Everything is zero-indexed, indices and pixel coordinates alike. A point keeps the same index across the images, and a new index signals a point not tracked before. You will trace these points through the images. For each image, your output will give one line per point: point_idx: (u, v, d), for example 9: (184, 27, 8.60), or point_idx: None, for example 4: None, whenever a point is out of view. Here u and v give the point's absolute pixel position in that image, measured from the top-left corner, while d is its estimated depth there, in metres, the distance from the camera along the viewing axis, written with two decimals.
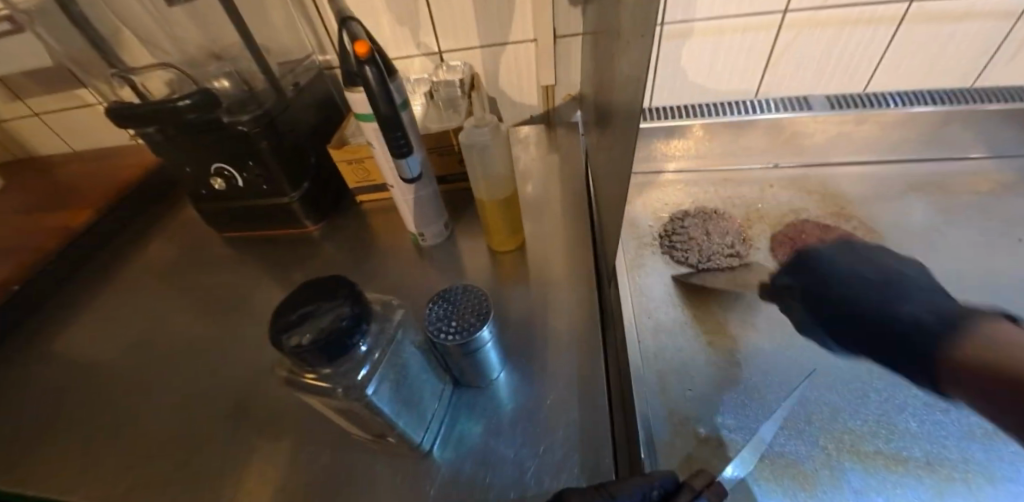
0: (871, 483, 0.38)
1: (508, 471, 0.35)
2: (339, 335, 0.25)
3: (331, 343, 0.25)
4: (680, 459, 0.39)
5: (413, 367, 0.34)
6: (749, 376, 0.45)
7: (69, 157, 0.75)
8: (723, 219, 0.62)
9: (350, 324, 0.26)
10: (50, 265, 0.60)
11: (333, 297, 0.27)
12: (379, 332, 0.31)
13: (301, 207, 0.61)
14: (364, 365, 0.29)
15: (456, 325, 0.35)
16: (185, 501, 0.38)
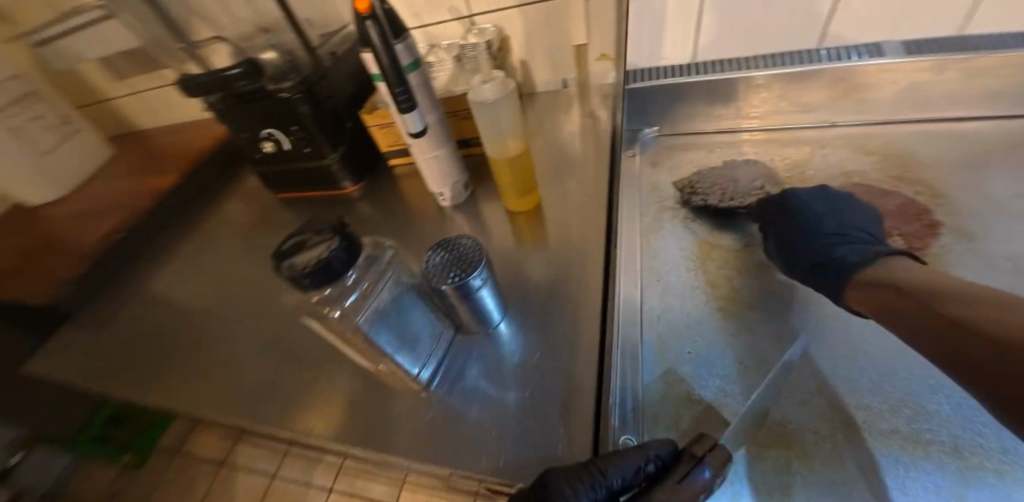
0: (881, 465, 0.32)
1: (487, 409, 0.37)
2: (324, 264, 0.28)
3: (319, 272, 0.28)
4: (664, 418, 0.36)
5: (401, 303, 0.38)
6: (758, 343, 0.40)
7: (163, 130, 0.88)
8: (750, 167, 0.57)
9: (337, 256, 0.29)
10: (148, 219, 0.72)
11: (322, 230, 0.31)
12: (368, 266, 0.36)
13: (340, 168, 0.66)
14: (350, 294, 0.35)
15: (448, 270, 0.37)
16: (236, 411, 0.46)
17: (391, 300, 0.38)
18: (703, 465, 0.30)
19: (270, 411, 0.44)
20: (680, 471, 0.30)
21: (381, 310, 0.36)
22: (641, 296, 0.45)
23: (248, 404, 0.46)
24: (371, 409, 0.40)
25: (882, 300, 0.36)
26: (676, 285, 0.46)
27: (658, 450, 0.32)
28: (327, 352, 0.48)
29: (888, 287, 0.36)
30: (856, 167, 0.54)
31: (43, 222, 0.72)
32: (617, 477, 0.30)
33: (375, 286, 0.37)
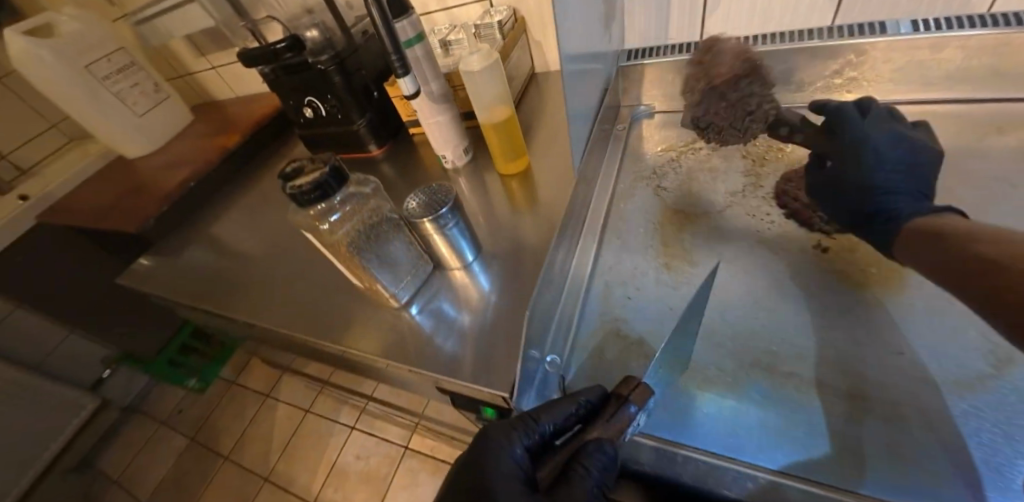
0: (771, 397, 0.35)
1: (452, 330, 0.45)
2: (320, 184, 0.38)
3: (316, 190, 0.38)
4: (592, 346, 0.41)
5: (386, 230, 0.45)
6: (695, 294, 0.43)
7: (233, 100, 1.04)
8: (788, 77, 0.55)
9: (331, 181, 0.39)
10: (213, 172, 0.86)
11: (319, 163, 0.40)
12: (356, 198, 0.43)
13: (366, 134, 0.76)
14: (335, 212, 0.42)
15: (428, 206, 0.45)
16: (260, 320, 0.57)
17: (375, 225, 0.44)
18: (627, 402, 0.33)
19: (285, 320, 0.54)
20: (605, 414, 0.33)
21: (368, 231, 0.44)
22: (597, 251, 0.49)
23: (270, 313, 0.56)
24: (362, 322, 0.49)
25: (927, 250, 0.35)
26: (633, 241, 0.49)
27: (586, 396, 0.35)
28: (334, 280, 0.57)
29: (933, 239, 0.35)
30: None
31: (140, 170, 0.90)
32: (550, 424, 0.35)
33: (360, 213, 0.44)
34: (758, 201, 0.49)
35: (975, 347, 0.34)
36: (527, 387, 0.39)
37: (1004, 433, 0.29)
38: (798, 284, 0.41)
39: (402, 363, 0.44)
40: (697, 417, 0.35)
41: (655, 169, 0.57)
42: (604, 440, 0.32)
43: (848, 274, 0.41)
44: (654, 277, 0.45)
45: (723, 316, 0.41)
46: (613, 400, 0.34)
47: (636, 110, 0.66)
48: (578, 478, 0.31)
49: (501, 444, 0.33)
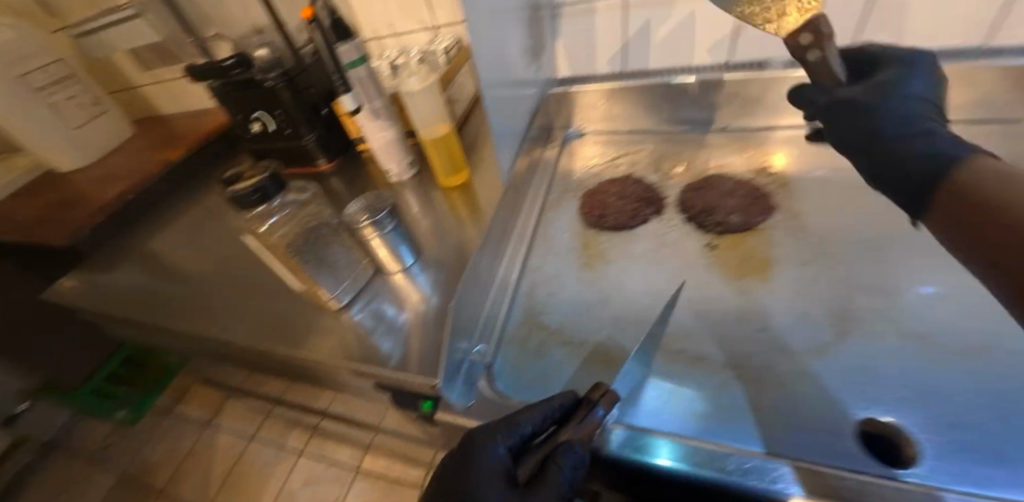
0: (665, 372, 0.40)
1: (390, 328, 0.48)
2: (259, 189, 0.44)
3: (256, 193, 0.43)
4: (516, 338, 0.46)
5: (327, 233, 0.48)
6: (607, 288, 0.48)
7: (179, 115, 1.03)
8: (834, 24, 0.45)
9: (270, 188, 0.45)
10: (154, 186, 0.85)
11: (260, 170, 0.46)
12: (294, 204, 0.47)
13: (315, 149, 0.79)
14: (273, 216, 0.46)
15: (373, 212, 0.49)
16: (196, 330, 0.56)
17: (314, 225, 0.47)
18: (597, 406, 0.33)
19: (225, 327, 0.54)
20: (577, 416, 0.33)
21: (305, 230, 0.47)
22: (525, 255, 0.54)
23: (209, 323, 0.55)
24: (302, 325, 0.50)
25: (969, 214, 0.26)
26: (558, 245, 0.54)
27: (561, 399, 0.34)
28: (276, 288, 0.58)
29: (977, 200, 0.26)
30: (729, 163, 0.61)
31: (74, 185, 0.86)
32: (528, 425, 0.33)
33: (297, 218, 0.47)
34: (666, 209, 0.56)
35: (821, 322, 0.41)
36: (459, 375, 0.41)
37: (841, 390, 0.36)
38: (690, 277, 0.47)
39: (342, 360, 0.45)
40: (640, 394, 0.39)
41: (581, 183, 0.63)
42: (575, 441, 0.31)
43: (729, 268, 0.47)
44: (574, 275, 0.51)
45: (629, 307, 0.46)
46: (583, 404, 0.34)
47: (567, 131, 0.73)
48: (551, 476, 0.30)
49: (480, 444, 0.32)
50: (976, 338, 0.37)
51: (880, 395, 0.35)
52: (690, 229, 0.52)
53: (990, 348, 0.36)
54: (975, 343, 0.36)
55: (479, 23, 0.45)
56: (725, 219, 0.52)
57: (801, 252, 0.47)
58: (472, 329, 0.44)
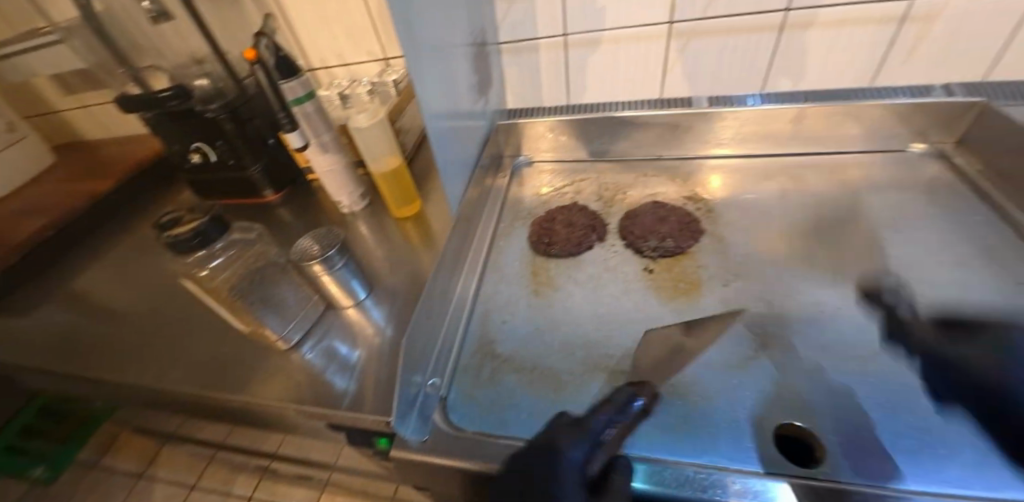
0: (608, 391, 0.42)
1: (341, 365, 0.47)
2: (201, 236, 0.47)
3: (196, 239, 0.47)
4: (469, 367, 0.47)
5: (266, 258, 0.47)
6: (556, 313, 0.51)
7: (106, 141, 0.96)
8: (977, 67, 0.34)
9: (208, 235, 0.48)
10: (75, 219, 0.78)
11: (196, 214, 0.49)
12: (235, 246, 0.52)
13: (260, 179, 0.77)
14: (216, 258, 0.50)
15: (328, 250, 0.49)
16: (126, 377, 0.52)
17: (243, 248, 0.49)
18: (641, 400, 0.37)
19: (163, 373, 0.51)
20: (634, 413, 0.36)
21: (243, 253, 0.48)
22: (477, 285, 0.55)
23: (141, 369, 0.52)
24: (245, 366, 0.49)
25: None
26: (510, 274, 0.57)
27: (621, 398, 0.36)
28: (219, 328, 0.55)
29: None
30: (662, 190, 0.66)
31: None
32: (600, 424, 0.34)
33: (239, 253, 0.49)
34: (607, 235, 0.60)
35: (744, 336, 0.45)
36: (411, 411, 0.42)
37: (762, 399, 0.40)
38: (630, 299, 0.51)
39: (289, 402, 0.44)
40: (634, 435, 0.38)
41: (531, 211, 0.66)
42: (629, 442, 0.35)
43: (664, 290, 0.51)
44: (524, 301, 0.53)
45: (576, 331, 0.48)
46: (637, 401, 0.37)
47: (516, 160, 0.77)
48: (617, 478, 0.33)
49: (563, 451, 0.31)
50: (867, 345, 0.43)
51: (795, 401, 0.39)
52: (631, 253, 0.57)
53: (877, 353, 0.42)
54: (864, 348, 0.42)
55: (420, 64, 0.45)
56: (661, 243, 0.56)
57: (726, 273, 0.52)
58: (425, 362, 0.45)
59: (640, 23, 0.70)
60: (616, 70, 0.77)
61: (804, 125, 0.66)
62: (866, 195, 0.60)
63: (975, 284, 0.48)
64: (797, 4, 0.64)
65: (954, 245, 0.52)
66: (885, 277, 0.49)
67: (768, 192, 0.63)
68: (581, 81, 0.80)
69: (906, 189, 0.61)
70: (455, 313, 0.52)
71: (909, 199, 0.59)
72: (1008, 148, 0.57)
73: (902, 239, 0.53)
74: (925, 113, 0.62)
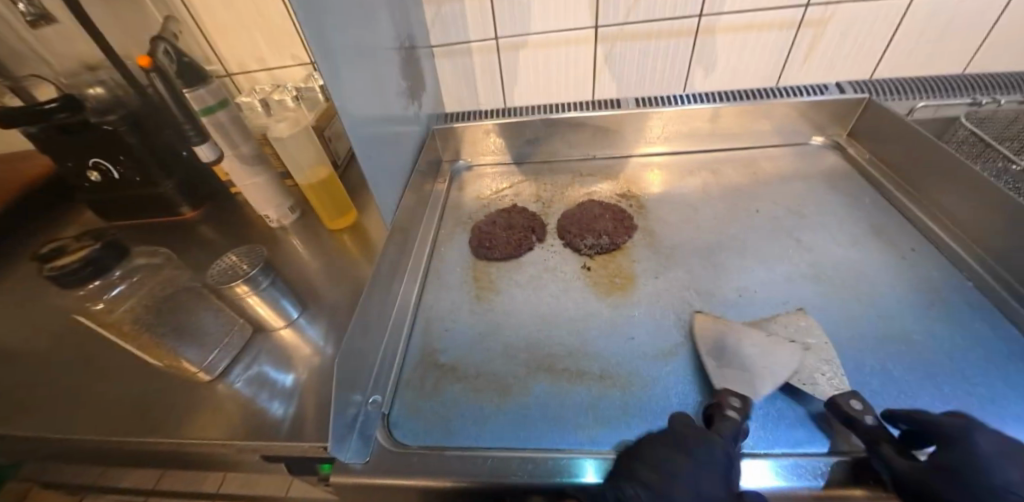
0: (550, 391, 0.43)
1: (272, 393, 0.44)
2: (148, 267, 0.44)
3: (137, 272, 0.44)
4: (412, 381, 0.45)
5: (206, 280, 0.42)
6: (498, 317, 0.50)
7: None
8: None
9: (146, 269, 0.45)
10: None
11: (83, 241, 0.46)
12: (138, 272, 0.48)
13: (175, 195, 0.71)
14: (115, 287, 0.47)
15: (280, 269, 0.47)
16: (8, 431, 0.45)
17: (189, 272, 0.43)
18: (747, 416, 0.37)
19: (60, 423, 0.45)
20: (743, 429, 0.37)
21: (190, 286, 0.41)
22: (418, 294, 0.54)
23: (31, 421, 0.46)
24: (163, 405, 0.44)
25: None
26: (452, 281, 0.56)
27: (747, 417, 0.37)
28: (127, 365, 0.50)
29: None
30: (597, 189, 0.68)
31: None
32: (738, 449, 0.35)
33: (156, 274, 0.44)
34: (547, 235, 0.61)
35: (675, 324, 0.48)
36: (350, 433, 0.40)
37: (692, 383, 0.43)
38: (570, 297, 0.52)
39: (214, 438, 0.41)
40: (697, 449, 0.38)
41: (471, 215, 0.66)
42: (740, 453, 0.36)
43: (601, 286, 0.53)
44: (468, 307, 0.52)
45: (518, 334, 0.48)
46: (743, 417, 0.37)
47: (455, 164, 0.76)
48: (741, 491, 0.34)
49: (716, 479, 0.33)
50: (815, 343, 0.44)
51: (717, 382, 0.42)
52: (571, 252, 0.58)
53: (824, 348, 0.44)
54: (780, 325, 0.46)
55: (337, 71, 0.43)
56: (598, 241, 0.58)
57: (657, 265, 0.55)
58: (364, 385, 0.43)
59: (568, 26, 0.72)
60: (550, 73, 0.79)
61: (722, 122, 0.71)
62: (778, 186, 0.66)
63: (868, 260, 0.54)
64: (708, 11, 0.69)
65: (851, 226, 0.59)
66: (796, 260, 0.54)
67: (693, 186, 0.67)
68: (517, 83, 0.81)
69: (811, 178, 0.67)
70: (394, 325, 0.50)
71: (812, 186, 0.66)
72: (889, 138, 0.65)
73: (809, 223, 0.59)
74: (822, 109, 0.69)
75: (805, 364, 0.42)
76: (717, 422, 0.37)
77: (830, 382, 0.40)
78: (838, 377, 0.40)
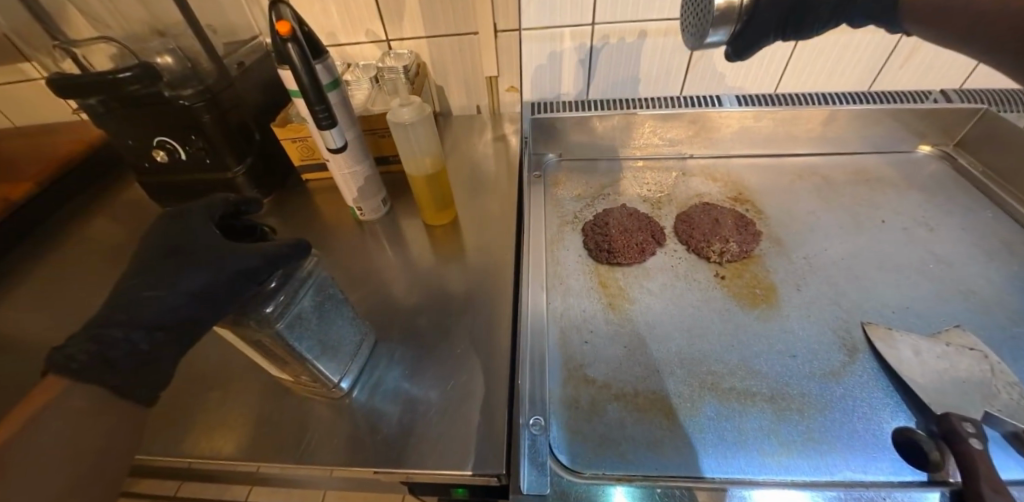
0: (723, 413, 0.40)
1: (403, 413, 0.40)
2: (222, 212, 0.31)
3: (252, 234, 0.33)
4: (566, 400, 0.42)
5: (160, 359, 0.27)
6: (639, 330, 0.48)
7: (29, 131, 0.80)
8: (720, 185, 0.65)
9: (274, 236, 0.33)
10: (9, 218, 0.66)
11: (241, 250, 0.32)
12: None
13: (245, 181, 0.62)
14: None
15: (170, 308, 0.27)
16: None
17: (157, 264, 0.28)
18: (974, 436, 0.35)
19: (161, 441, 0.39)
20: (969, 439, 0.35)
21: (140, 382, 0.27)
22: (546, 299, 0.51)
23: None
24: (286, 423, 0.40)
25: None
26: (577, 287, 0.52)
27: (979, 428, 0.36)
28: (231, 368, 0.45)
29: None
30: (705, 191, 0.65)
31: None
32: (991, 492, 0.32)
33: (310, 288, 0.35)
34: (666, 239, 0.58)
35: (833, 344, 0.46)
36: (520, 458, 0.37)
37: (870, 405, 0.41)
38: (709, 309, 0.49)
39: (366, 465, 0.37)
40: (918, 486, 0.35)
41: (575, 215, 0.62)
42: None
43: (742, 299, 0.50)
44: (604, 319, 0.49)
45: (669, 348, 0.46)
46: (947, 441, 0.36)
47: (544, 158, 0.72)
48: None
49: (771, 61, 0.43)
50: (1003, 374, 0.41)
51: (886, 406, 0.41)
52: (701, 256, 0.55)
53: (1013, 384, 0.40)
54: (948, 348, 0.44)
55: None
56: (726, 247, 0.55)
57: (795, 276, 0.52)
58: (526, 417, 0.40)
59: (672, 15, 0.67)
60: (643, 64, 0.74)
61: (831, 125, 0.68)
62: (892, 195, 0.63)
63: (1008, 279, 0.51)
64: None
65: (980, 242, 0.56)
66: (930, 277, 0.52)
67: (804, 191, 0.64)
68: (603, 75, 0.76)
69: (922, 187, 0.64)
70: (530, 335, 0.47)
71: (927, 197, 0.63)
72: (1005, 149, 0.62)
73: (936, 237, 0.57)
74: (930, 118, 0.67)
75: (996, 394, 0.40)
76: (959, 448, 0.35)
77: (1013, 402, 0.39)
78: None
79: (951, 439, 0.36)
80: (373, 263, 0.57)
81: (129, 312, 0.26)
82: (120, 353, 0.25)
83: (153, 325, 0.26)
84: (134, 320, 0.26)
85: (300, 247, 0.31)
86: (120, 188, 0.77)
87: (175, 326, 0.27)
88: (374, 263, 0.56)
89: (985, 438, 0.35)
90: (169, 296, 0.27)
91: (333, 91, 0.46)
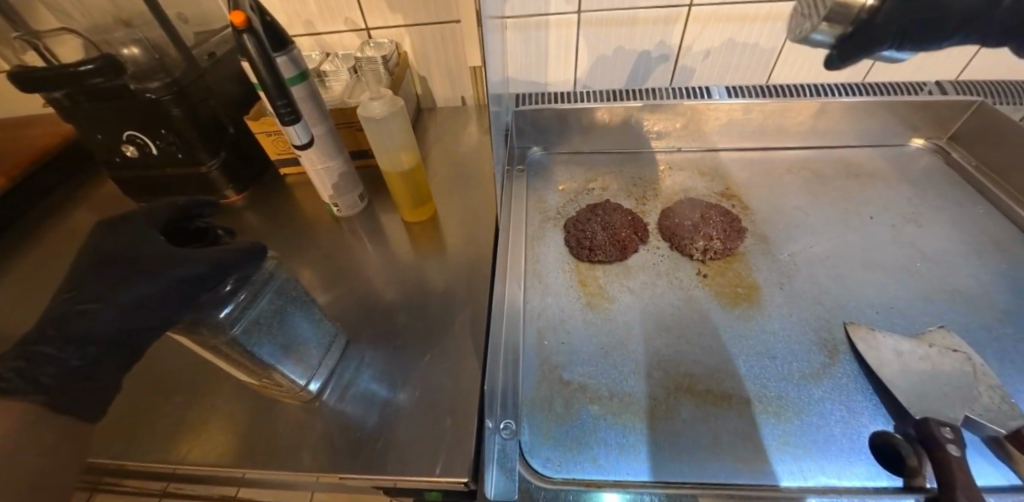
0: (699, 417, 0.40)
1: (372, 417, 0.39)
2: (168, 216, 0.30)
3: (204, 237, 0.32)
4: (540, 403, 0.41)
5: (97, 371, 0.27)
6: (617, 331, 0.47)
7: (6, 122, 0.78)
8: (709, 181, 0.64)
9: (228, 239, 0.32)
10: None
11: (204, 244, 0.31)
12: None
13: (219, 175, 0.61)
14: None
15: (107, 321, 0.26)
16: None
17: (95, 273, 0.27)
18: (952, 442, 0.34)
19: (127, 445, 0.39)
20: (947, 444, 0.34)
21: (78, 397, 0.27)
22: (524, 297, 0.50)
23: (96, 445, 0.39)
24: (253, 427, 0.39)
25: None
26: (556, 286, 0.51)
27: (958, 433, 0.35)
28: (200, 370, 0.44)
29: None
30: (692, 185, 0.64)
31: None
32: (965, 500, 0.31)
33: (272, 290, 0.34)
34: (649, 236, 0.56)
35: (814, 345, 0.45)
36: (488, 464, 0.36)
37: (848, 408, 0.40)
38: (690, 309, 0.48)
39: (331, 471, 0.36)
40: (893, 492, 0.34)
41: (559, 211, 0.61)
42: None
43: (724, 297, 0.49)
44: (581, 318, 0.48)
45: (646, 349, 0.45)
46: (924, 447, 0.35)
47: (529, 152, 0.70)
48: None
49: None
50: (985, 377, 0.40)
51: (864, 409, 0.40)
52: (684, 253, 0.54)
53: (994, 386, 0.40)
54: (931, 350, 0.43)
55: None
56: (710, 244, 0.54)
57: (779, 274, 0.51)
58: (496, 421, 0.39)
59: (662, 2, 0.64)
60: (631, 55, 0.72)
61: (823, 118, 0.66)
62: (883, 189, 0.62)
63: (996, 278, 0.50)
64: None
65: (970, 240, 0.55)
66: (915, 275, 0.51)
67: (792, 186, 0.63)
68: (590, 65, 0.73)
69: (914, 182, 0.63)
70: (506, 335, 0.46)
71: (919, 192, 0.61)
72: (1000, 143, 0.61)
73: (923, 233, 0.56)
74: (924, 111, 0.65)
75: (977, 397, 0.39)
76: (936, 455, 0.34)
77: (993, 406, 0.38)
78: (1002, 405, 0.38)
79: (928, 445, 0.35)
80: (349, 260, 0.55)
81: (61, 326, 0.25)
82: (53, 370, 0.25)
83: (88, 340, 0.26)
84: (67, 335, 0.25)
85: (253, 251, 0.30)
86: (99, 181, 0.75)
87: (113, 338, 0.26)
88: (350, 260, 0.55)
89: (961, 442, 0.35)
90: (105, 308, 0.26)
91: (298, 85, 0.44)
